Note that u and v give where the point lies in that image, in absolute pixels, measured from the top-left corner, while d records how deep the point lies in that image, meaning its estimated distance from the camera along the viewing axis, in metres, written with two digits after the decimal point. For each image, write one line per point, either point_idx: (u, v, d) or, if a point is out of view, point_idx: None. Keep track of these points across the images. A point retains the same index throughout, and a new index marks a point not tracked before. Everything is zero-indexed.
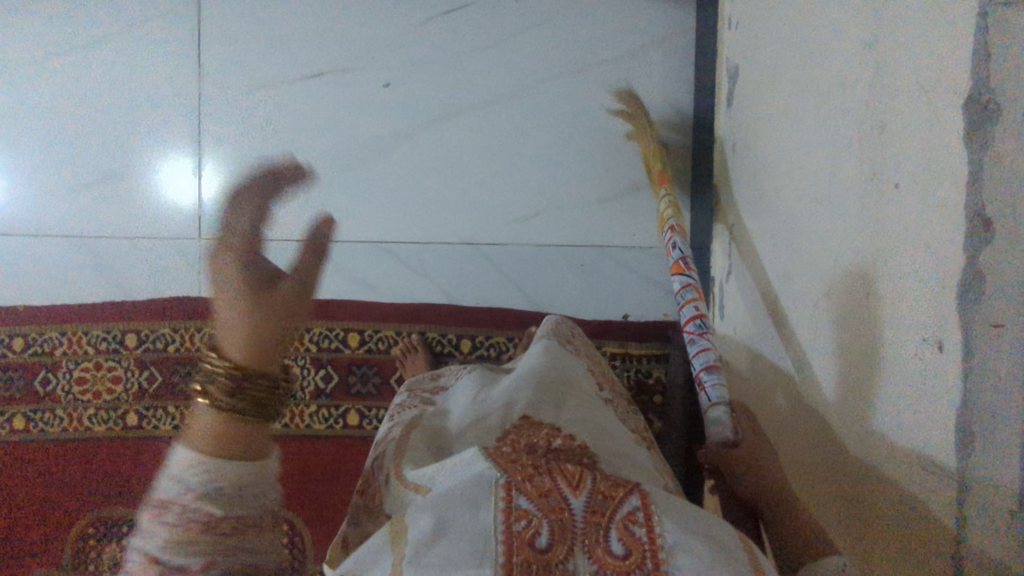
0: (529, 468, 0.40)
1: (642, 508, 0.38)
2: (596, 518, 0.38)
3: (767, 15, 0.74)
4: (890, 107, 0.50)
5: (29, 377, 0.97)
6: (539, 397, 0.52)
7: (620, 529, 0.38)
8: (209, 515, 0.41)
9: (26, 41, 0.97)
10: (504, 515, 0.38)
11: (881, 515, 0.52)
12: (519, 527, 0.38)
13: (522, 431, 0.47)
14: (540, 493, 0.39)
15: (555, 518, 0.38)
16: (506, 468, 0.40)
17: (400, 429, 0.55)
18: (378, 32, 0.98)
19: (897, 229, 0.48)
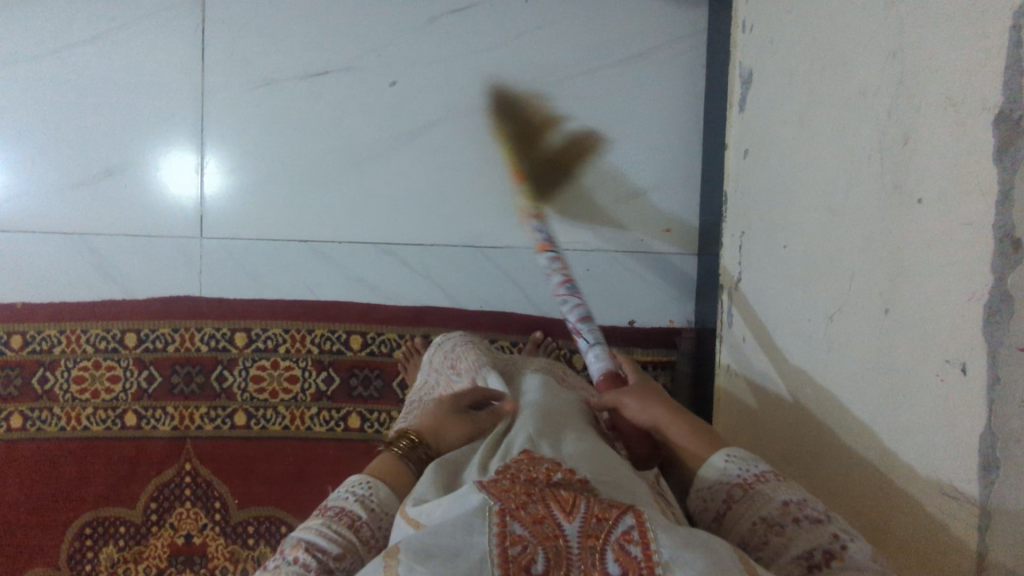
0: (522, 496, 0.41)
1: (636, 526, 0.39)
2: (591, 542, 0.39)
3: (784, 20, 0.72)
4: (914, 118, 0.48)
5: (27, 375, 0.96)
6: (540, 435, 0.51)
7: (616, 550, 0.38)
8: (357, 517, 0.51)
9: (25, 33, 0.96)
10: (500, 541, 0.39)
11: (890, 498, 0.52)
12: (515, 552, 0.38)
13: (522, 465, 0.47)
14: (535, 520, 0.40)
15: (550, 544, 0.39)
16: (500, 496, 0.42)
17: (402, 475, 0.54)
18: (385, 30, 0.96)
19: (919, 245, 0.47)
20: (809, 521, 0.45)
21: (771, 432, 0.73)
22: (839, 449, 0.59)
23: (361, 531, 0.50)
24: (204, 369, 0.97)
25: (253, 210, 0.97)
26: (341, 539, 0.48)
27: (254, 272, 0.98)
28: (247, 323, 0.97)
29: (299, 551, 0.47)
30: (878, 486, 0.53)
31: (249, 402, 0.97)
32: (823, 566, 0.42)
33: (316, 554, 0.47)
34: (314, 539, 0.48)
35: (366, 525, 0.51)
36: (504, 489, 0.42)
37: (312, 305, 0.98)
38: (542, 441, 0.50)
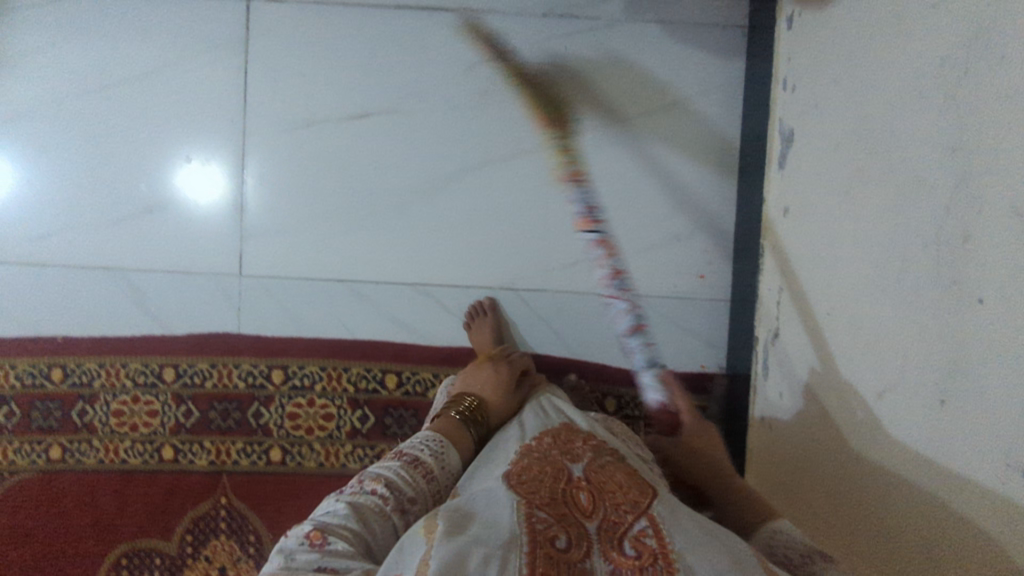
0: (548, 499, 0.52)
1: (649, 525, 0.48)
2: (609, 535, 0.48)
3: (831, 91, 0.74)
4: (975, 218, 0.50)
5: (67, 408, 0.98)
6: (565, 449, 0.61)
7: (633, 541, 0.47)
8: (429, 469, 0.62)
9: (72, 70, 0.97)
10: (528, 522, 0.48)
11: (922, 552, 0.56)
12: (542, 527, 0.48)
13: (544, 471, 0.57)
14: (561, 515, 0.50)
15: (572, 532, 0.48)
16: (527, 495, 0.52)
17: (449, 446, 0.66)
18: (425, 74, 0.98)
19: (979, 345, 0.49)
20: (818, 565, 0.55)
21: (802, 478, 0.78)
22: (873, 496, 0.63)
23: (428, 484, 0.61)
24: (242, 405, 0.98)
25: (292, 250, 0.98)
26: (414, 485, 0.59)
27: (291, 309, 0.99)
28: (285, 361, 0.99)
29: (379, 485, 0.57)
30: (918, 544, 0.56)
31: (285, 439, 0.98)
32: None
33: (392, 490, 0.57)
34: (391, 478, 0.59)
35: (430, 482, 0.61)
36: (532, 492, 0.53)
37: (350, 344, 0.99)
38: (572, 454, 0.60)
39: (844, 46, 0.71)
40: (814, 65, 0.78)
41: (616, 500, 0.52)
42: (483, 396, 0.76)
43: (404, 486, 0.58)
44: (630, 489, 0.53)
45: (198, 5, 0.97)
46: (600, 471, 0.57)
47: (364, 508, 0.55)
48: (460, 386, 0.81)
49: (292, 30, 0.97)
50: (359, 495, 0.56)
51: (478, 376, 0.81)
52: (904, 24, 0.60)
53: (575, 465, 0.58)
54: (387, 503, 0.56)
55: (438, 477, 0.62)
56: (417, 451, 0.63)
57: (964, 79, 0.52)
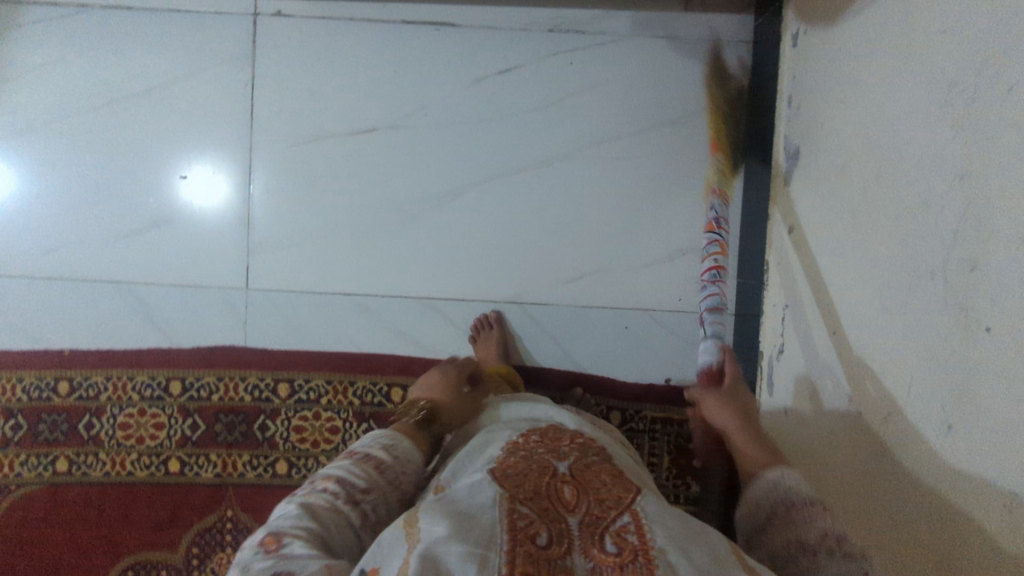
0: (530, 492, 0.50)
1: (631, 522, 0.47)
2: (591, 530, 0.47)
3: (837, 111, 0.74)
4: (983, 247, 0.50)
5: (73, 421, 0.98)
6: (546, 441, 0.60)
7: (614, 537, 0.46)
8: (381, 461, 0.63)
9: (80, 83, 0.97)
10: (510, 518, 0.46)
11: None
12: (523, 524, 0.45)
13: (526, 466, 0.54)
14: (544, 510, 0.48)
15: (554, 528, 0.46)
16: (510, 489, 0.50)
17: (401, 443, 0.67)
18: (431, 89, 0.98)
19: (987, 373, 0.50)
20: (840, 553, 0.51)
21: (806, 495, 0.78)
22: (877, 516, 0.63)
23: (384, 477, 0.61)
24: (248, 418, 0.99)
25: (299, 263, 0.99)
26: (368, 479, 0.60)
27: (298, 323, 0.99)
28: (291, 374, 0.99)
29: (330, 483, 0.59)
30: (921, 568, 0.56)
31: (291, 452, 0.98)
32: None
33: (345, 486, 0.58)
34: (343, 476, 0.60)
35: (385, 475, 0.62)
36: (516, 484, 0.51)
37: (355, 358, 0.99)
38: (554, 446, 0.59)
39: (850, 67, 0.72)
40: (819, 84, 0.79)
41: (600, 495, 0.50)
42: (435, 400, 0.77)
43: (358, 483, 0.59)
44: (613, 486, 0.52)
45: (204, 20, 0.97)
46: (586, 467, 0.55)
47: (317, 508, 0.56)
48: (417, 395, 0.81)
49: (298, 45, 0.97)
50: (312, 496, 0.57)
51: (432, 384, 0.80)
52: (910, 49, 0.61)
53: (562, 460, 0.55)
54: (340, 499, 0.57)
55: (395, 470, 0.63)
56: (369, 449, 0.64)
57: (970, 108, 0.52)
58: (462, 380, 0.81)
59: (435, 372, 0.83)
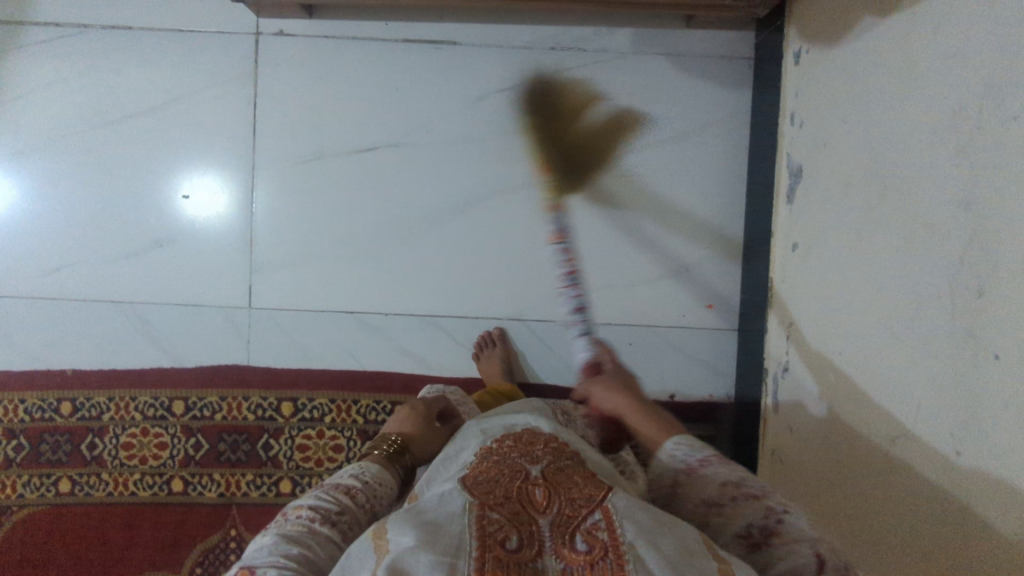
0: (500, 497, 0.47)
1: (603, 519, 0.44)
2: (563, 530, 0.44)
3: (840, 131, 0.75)
4: (990, 275, 0.51)
5: (76, 442, 0.97)
6: (521, 441, 0.56)
7: (586, 535, 0.43)
8: (352, 487, 0.60)
9: (82, 104, 0.97)
10: (478, 526, 0.44)
11: None
12: (492, 530, 0.43)
13: (496, 471, 0.51)
14: (512, 514, 0.45)
15: (525, 531, 0.44)
16: (479, 495, 0.47)
17: (371, 474, 0.62)
18: (433, 106, 0.98)
19: (997, 401, 0.50)
20: (745, 499, 0.52)
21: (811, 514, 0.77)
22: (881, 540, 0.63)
23: (359, 500, 0.59)
24: (251, 437, 0.98)
25: (301, 282, 0.99)
26: (342, 502, 0.57)
27: (301, 341, 0.99)
28: (295, 393, 0.99)
29: (303, 510, 0.55)
30: None
31: (295, 471, 0.98)
32: (762, 543, 0.49)
33: (319, 509, 0.56)
34: (315, 501, 0.57)
35: (359, 499, 0.59)
36: (484, 491, 0.48)
37: (358, 376, 0.99)
38: (531, 446, 0.55)
39: (852, 87, 0.72)
40: (822, 103, 0.79)
41: (572, 494, 0.47)
42: (411, 433, 0.72)
43: (332, 507, 0.56)
44: (585, 483, 0.48)
45: (206, 40, 0.97)
46: (560, 468, 0.51)
47: (292, 532, 0.53)
48: (388, 427, 0.75)
49: (300, 64, 0.98)
50: (286, 522, 0.54)
51: (404, 418, 0.76)
52: (914, 73, 0.61)
53: (533, 462, 0.52)
54: (315, 520, 0.54)
55: (370, 494, 0.60)
56: (338, 478, 0.61)
57: (976, 135, 0.52)
58: (432, 414, 0.77)
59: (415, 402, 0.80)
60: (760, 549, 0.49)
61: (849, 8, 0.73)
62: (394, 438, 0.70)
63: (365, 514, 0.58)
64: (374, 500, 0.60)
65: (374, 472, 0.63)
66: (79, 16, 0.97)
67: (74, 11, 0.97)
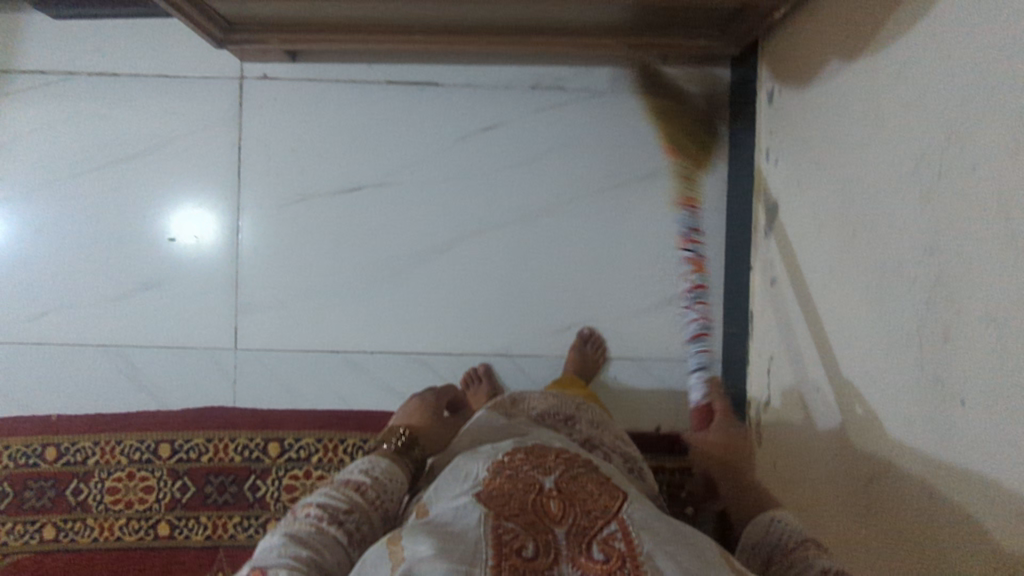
0: (516, 507, 0.49)
1: (619, 529, 0.47)
2: (579, 539, 0.47)
3: (813, 170, 0.77)
4: (953, 321, 0.52)
5: (60, 488, 0.97)
6: (539, 451, 0.56)
7: (602, 545, 0.46)
8: (361, 483, 0.61)
9: (68, 150, 0.98)
10: (495, 534, 0.46)
11: None
12: (509, 539, 0.46)
13: (511, 481, 0.52)
14: (529, 523, 0.48)
15: (542, 540, 0.46)
16: (495, 505, 0.49)
17: (380, 469, 0.65)
18: (416, 147, 1.00)
19: (964, 442, 0.51)
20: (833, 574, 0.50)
21: None
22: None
23: (368, 498, 0.60)
24: (237, 479, 0.97)
25: (288, 322, 0.99)
26: (350, 500, 0.58)
27: (287, 381, 1.00)
28: (281, 433, 0.98)
29: (312, 508, 0.56)
30: None
31: (282, 512, 0.97)
32: None
33: (328, 509, 0.57)
34: (324, 500, 0.58)
35: (369, 497, 0.60)
36: (499, 502, 0.49)
37: (345, 415, 0.99)
38: (549, 457, 0.55)
39: (822, 129, 0.74)
40: (794, 142, 0.81)
41: (586, 505, 0.49)
42: (417, 427, 0.79)
43: (343, 505, 0.58)
44: (600, 493, 0.51)
45: (190, 84, 0.98)
46: (574, 478, 0.53)
47: (302, 533, 0.54)
48: (397, 424, 0.80)
49: (284, 107, 0.99)
50: (297, 522, 0.55)
51: (416, 412, 0.84)
52: (880, 119, 0.63)
53: (546, 472, 0.53)
54: (324, 520, 0.55)
55: (380, 491, 0.61)
56: (346, 477, 0.63)
57: (935, 184, 0.54)
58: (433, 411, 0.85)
59: (423, 398, 0.88)
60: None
61: (816, 52, 0.75)
62: (402, 431, 0.75)
63: (376, 513, 0.59)
64: (385, 497, 0.62)
65: (383, 466, 0.65)
66: (63, 63, 0.97)
67: (58, 58, 0.97)
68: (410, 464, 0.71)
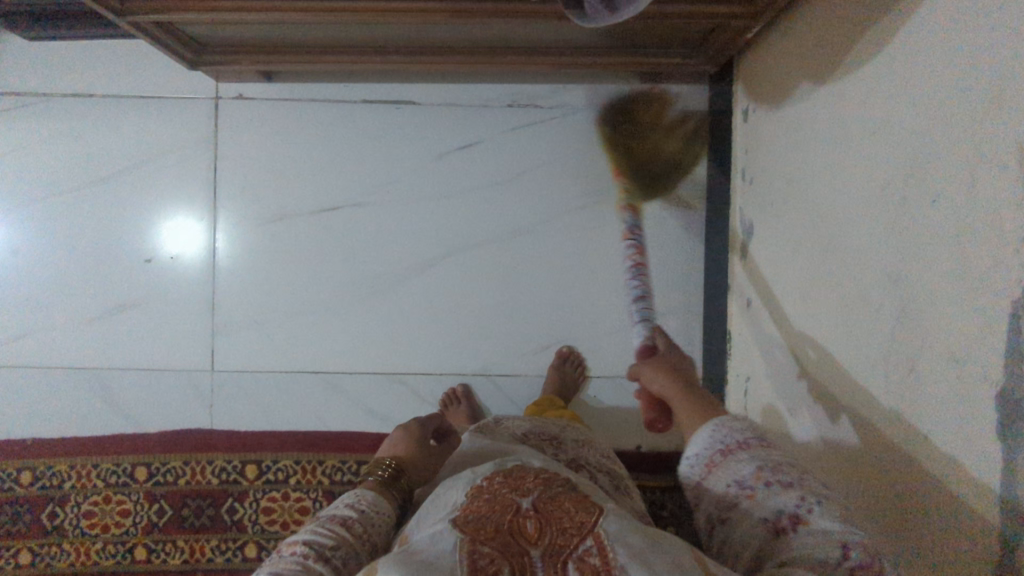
0: (490, 529, 0.41)
1: (595, 544, 0.40)
2: (556, 560, 0.39)
3: (786, 192, 0.76)
4: (918, 350, 0.52)
5: (36, 512, 0.95)
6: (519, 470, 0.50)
7: (577, 564, 0.39)
8: (348, 517, 0.55)
9: (44, 171, 0.98)
10: (468, 561, 0.38)
11: None
12: (483, 564, 0.38)
13: (485, 507, 0.44)
14: (502, 546, 0.40)
15: (516, 563, 0.39)
16: (468, 529, 0.41)
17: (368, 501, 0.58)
18: (394, 166, 0.99)
19: (929, 474, 0.50)
20: (776, 487, 0.48)
21: None
22: None
23: (356, 533, 0.53)
24: (215, 502, 0.96)
25: (266, 343, 0.99)
26: (337, 535, 0.52)
27: (266, 403, 0.99)
28: (259, 455, 0.97)
29: (296, 547, 0.50)
30: None
31: (260, 534, 0.95)
32: (786, 530, 0.46)
33: (313, 546, 0.50)
34: (309, 537, 0.51)
35: (358, 532, 0.54)
36: (473, 526, 0.41)
37: (324, 436, 0.99)
38: (526, 475, 0.48)
39: (794, 150, 0.74)
40: (768, 162, 0.81)
41: (562, 521, 0.42)
42: (406, 455, 0.69)
43: (329, 542, 0.51)
44: (576, 508, 0.43)
45: (165, 104, 0.98)
46: (552, 495, 0.45)
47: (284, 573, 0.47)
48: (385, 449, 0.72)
49: (260, 127, 0.98)
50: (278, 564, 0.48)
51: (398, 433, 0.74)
52: (847, 143, 0.63)
53: (523, 492, 0.45)
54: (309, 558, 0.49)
55: (369, 525, 0.55)
56: (331, 512, 0.56)
57: (900, 210, 0.54)
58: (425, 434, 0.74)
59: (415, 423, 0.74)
60: (786, 539, 0.46)
61: (788, 72, 0.75)
62: (388, 463, 0.66)
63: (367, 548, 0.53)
64: (373, 531, 0.55)
65: (370, 499, 0.59)
66: (37, 85, 0.97)
67: (32, 80, 0.97)
68: (400, 500, 0.62)
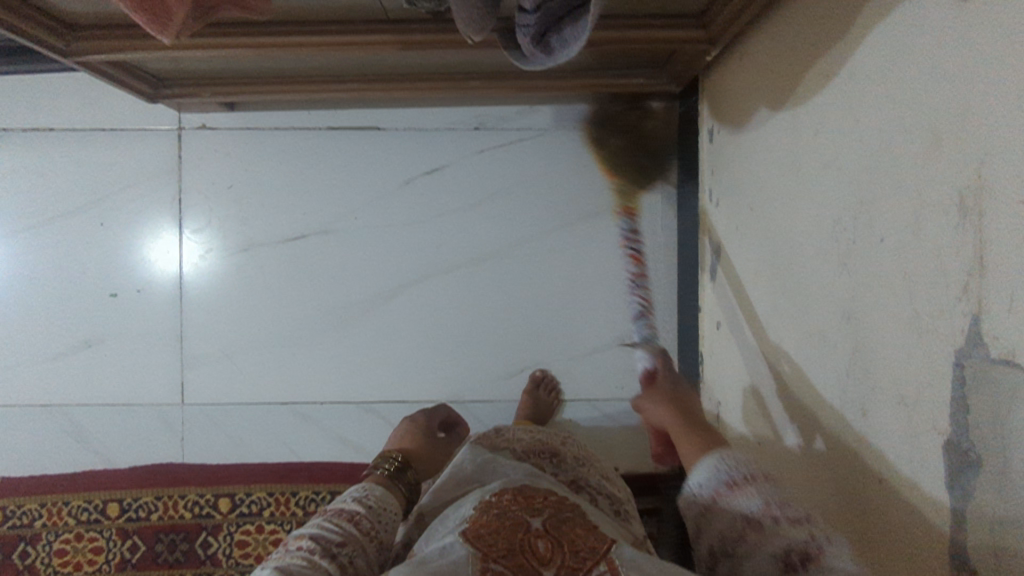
0: (503, 548, 0.43)
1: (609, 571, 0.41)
2: None
3: (749, 218, 0.75)
4: (871, 391, 0.51)
5: (6, 552, 0.94)
6: (532, 491, 0.52)
7: None
8: (355, 513, 0.54)
9: (8, 207, 0.96)
10: None
11: None
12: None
13: (498, 527, 0.46)
14: (515, 566, 0.41)
15: None
16: (481, 546, 0.43)
17: (376, 497, 0.58)
18: (359, 193, 0.98)
19: (883, 518, 0.50)
20: None
21: None
22: None
23: (364, 529, 0.53)
24: (190, 536, 0.94)
25: (236, 375, 0.98)
26: (343, 530, 0.51)
27: (236, 436, 0.98)
28: (231, 488, 0.96)
29: (303, 541, 0.49)
30: None
31: (235, 568, 0.93)
32: None
33: (320, 542, 0.49)
34: (317, 532, 0.51)
35: (365, 527, 0.53)
36: (487, 544, 0.44)
37: (296, 467, 0.98)
38: (540, 498, 0.50)
39: (754, 175, 0.74)
40: (733, 186, 0.80)
41: (575, 546, 0.44)
42: (412, 450, 0.71)
43: (336, 537, 0.50)
44: (589, 536, 0.45)
45: (127, 138, 0.97)
46: (562, 520, 0.47)
47: (290, 566, 0.46)
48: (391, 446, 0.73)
49: (225, 157, 0.97)
50: (287, 557, 0.48)
51: (405, 436, 0.76)
52: (802, 172, 0.62)
53: (534, 513, 0.47)
54: (315, 553, 0.48)
55: (375, 521, 0.54)
56: (339, 504, 0.56)
57: (852, 247, 0.53)
58: (428, 429, 0.78)
59: (415, 429, 0.78)
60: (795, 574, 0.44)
61: (747, 97, 0.74)
62: (396, 456, 0.67)
63: (373, 544, 0.52)
64: (380, 525, 0.55)
65: (378, 492, 0.59)
66: None
67: None
68: (407, 494, 0.63)
